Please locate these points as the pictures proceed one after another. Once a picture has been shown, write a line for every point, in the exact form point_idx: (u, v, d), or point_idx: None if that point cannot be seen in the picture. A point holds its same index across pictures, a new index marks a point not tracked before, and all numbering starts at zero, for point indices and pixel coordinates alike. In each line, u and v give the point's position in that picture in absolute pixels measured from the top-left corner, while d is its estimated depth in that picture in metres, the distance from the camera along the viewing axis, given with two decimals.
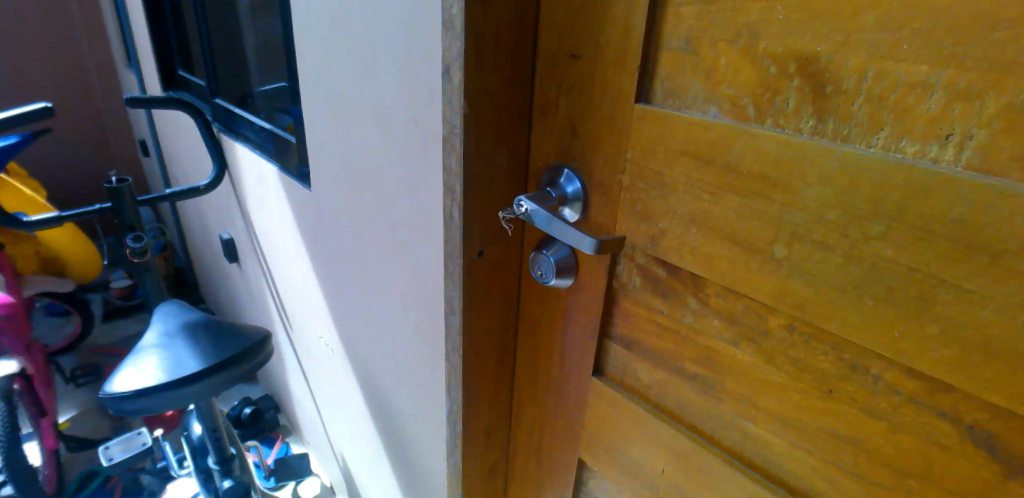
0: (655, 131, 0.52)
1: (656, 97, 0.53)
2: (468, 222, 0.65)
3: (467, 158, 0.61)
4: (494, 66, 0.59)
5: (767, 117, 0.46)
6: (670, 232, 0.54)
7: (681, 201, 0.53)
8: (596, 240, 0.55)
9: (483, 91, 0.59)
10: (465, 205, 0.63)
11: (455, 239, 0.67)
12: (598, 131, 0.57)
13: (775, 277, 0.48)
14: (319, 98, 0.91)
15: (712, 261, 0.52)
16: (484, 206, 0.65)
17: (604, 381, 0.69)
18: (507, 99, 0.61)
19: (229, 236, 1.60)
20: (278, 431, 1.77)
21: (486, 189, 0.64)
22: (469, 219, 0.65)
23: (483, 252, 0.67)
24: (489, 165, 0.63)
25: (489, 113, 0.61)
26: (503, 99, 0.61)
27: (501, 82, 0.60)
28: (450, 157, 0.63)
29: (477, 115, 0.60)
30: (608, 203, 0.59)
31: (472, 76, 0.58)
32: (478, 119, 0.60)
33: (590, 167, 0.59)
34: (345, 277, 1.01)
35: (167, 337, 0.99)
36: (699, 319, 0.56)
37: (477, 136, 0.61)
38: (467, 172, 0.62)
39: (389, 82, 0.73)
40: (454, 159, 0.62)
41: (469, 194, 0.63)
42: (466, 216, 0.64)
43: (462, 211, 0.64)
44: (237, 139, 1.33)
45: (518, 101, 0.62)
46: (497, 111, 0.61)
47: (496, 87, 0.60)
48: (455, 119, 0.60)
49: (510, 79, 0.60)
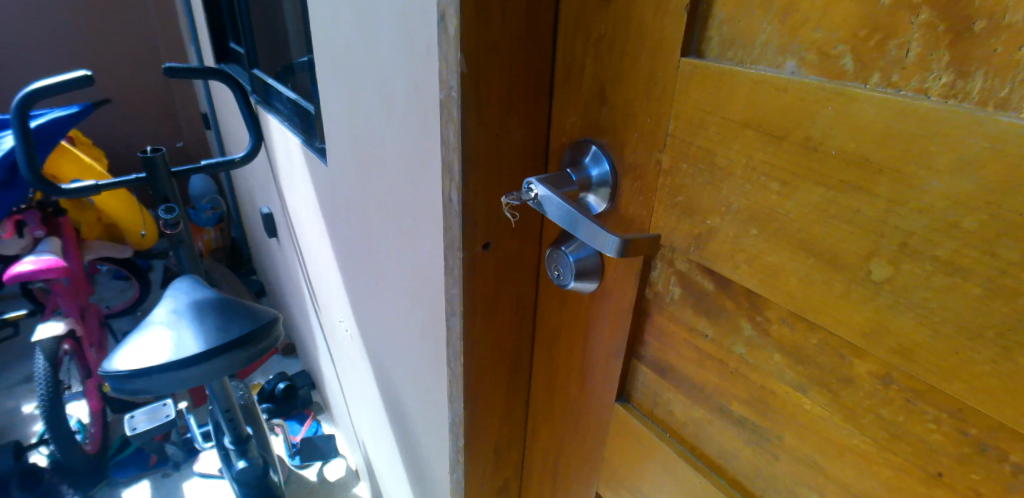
0: (706, 94, 0.38)
1: (710, 47, 0.38)
2: (469, 208, 0.52)
3: (466, 128, 0.49)
4: (503, 11, 0.46)
5: (875, 72, 0.31)
6: (720, 232, 0.40)
7: (738, 192, 0.38)
8: (618, 239, 0.41)
9: (489, 45, 0.47)
10: (464, 187, 0.51)
11: (453, 229, 0.54)
12: (634, 95, 0.43)
13: (868, 306, 0.34)
14: (329, 63, 0.81)
15: (775, 277, 0.38)
16: (491, 190, 0.53)
17: (630, 409, 0.56)
18: (522, 54, 0.48)
19: (267, 212, 1.55)
20: (310, 409, 1.73)
21: (494, 167, 0.52)
22: (470, 204, 0.52)
23: (489, 245, 0.55)
24: (496, 138, 0.51)
25: (497, 75, 0.48)
26: (516, 55, 0.48)
27: (512, 31, 0.47)
28: (447, 127, 0.50)
29: (480, 75, 0.48)
30: (641, 191, 0.45)
31: (474, 23, 0.45)
32: (479, 80, 0.48)
33: (622, 143, 0.46)
34: (359, 263, 0.92)
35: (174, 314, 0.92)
36: (757, 351, 0.43)
37: (480, 101, 0.48)
38: (467, 146, 0.50)
39: (393, 38, 0.61)
40: (450, 130, 0.50)
41: (470, 173, 0.51)
42: (468, 201, 0.52)
43: (460, 195, 0.52)
44: (270, 111, 1.26)
45: (537, 58, 0.49)
46: (506, 69, 0.48)
47: (505, 41, 0.47)
48: (452, 79, 0.48)
49: (525, 29, 0.47)
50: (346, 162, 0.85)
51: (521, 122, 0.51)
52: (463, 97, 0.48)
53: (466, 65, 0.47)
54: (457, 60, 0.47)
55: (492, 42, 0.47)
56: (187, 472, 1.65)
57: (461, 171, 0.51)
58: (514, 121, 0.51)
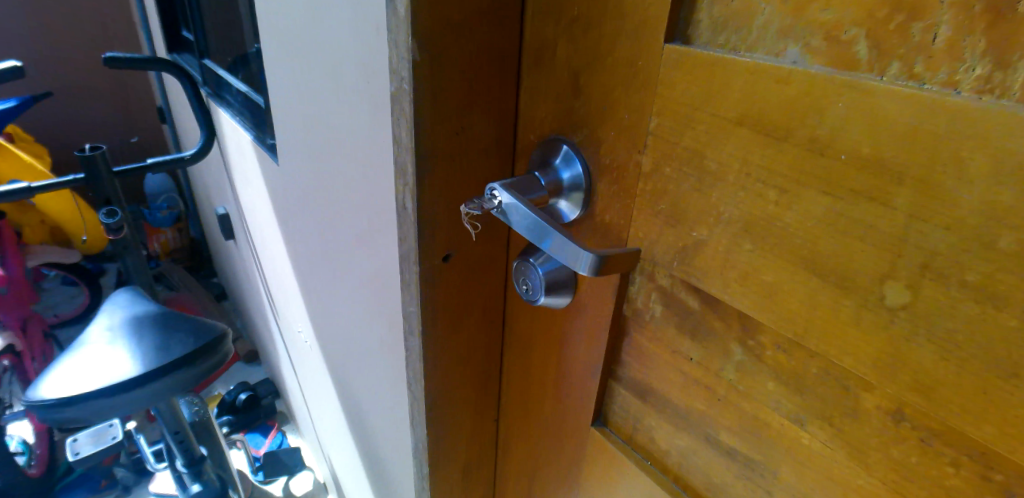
0: (693, 86, 0.33)
1: (698, 31, 0.33)
2: (426, 215, 0.47)
3: (420, 126, 0.43)
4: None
5: (894, 59, 0.26)
6: (708, 246, 0.35)
7: (730, 199, 0.33)
8: (594, 255, 0.36)
9: (444, 30, 0.41)
10: (420, 192, 0.45)
11: (409, 239, 0.48)
12: (611, 87, 0.38)
13: (882, 334, 0.29)
14: (277, 53, 0.74)
15: (772, 298, 0.33)
16: (451, 194, 0.47)
17: (608, 434, 0.51)
18: (484, 41, 0.43)
19: (224, 212, 1.46)
20: (274, 419, 1.65)
21: (454, 169, 0.46)
22: (427, 211, 0.46)
23: (450, 256, 0.50)
24: (455, 136, 0.45)
25: (455, 65, 0.42)
26: (477, 42, 0.42)
27: (472, 13, 0.41)
28: (399, 124, 0.45)
29: (436, 64, 0.42)
30: (620, 196, 0.40)
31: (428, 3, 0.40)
32: (434, 70, 0.42)
33: (597, 142, 0.40)
34: (317, 270, 0.85)
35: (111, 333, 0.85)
36: (749, 379, 0.38)
37: (436, 94, 0.43)
38: (422, 146, 0.44)
39: (342, 25, 0.55)
40: (403, 128, 0.44)
41: (426, 176, 0.45)
42: (425, 208, 0.46)
43: (416, 201, 0.46)
44: (222, 106, 1.18)
45: (502, 45, 0.43)
46: (466, 58, 0.42)
47: (465, 25, 0.41)
48: (403, 68, 0.42)
49: (487, 11, 0.42)
50: (300, 162, 0.78)
51: (484, 118, 0.46)
52: (416, 90, 0.42)
53: (420, 53, 0.41)
54: (408, 47, 0.41)
55: (448, 26, 0.41)
56: (141, 492, 1.56)
57: (416, 174, 0.45)
58: (477, 117, 0.45)
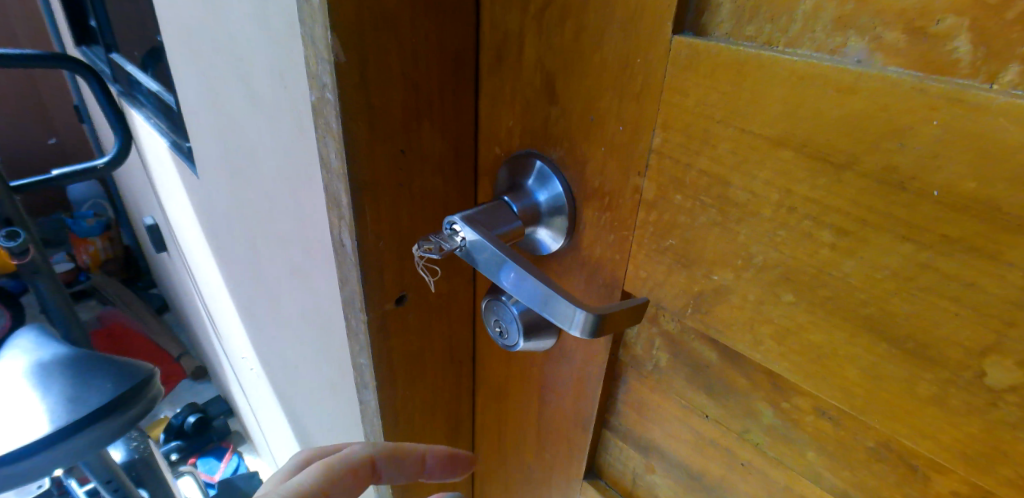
0: (713, 92, 0.25)
1: (718, 17, 0.25)
2: (370, 255, 0.38)
3: (353, 147, 0.34)
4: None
5: (1014, 61, 0.19)
6: (734, 296, 0.28)
7: (765, 241, 0.26)
8: (589, 313, 0.28)
9: (379, 23, 0.31)
10: (360, 227, 0.36)
11: (352, 282, 0.39)
12: (596, 92, 0.30)
13: (976, 419, 0.22)
14: (186, 51, 0.63)
15: (819, 360, 0.26)
16: (401, 225, 0.38)
17: (602, 489, 0.44)
18: (431, 33, 0.33)
19: (152, 222, 1.32)
20: (228, 440, 1.53)
21: (402, 196, 0.37)
22: (371, 249, 0.37)
23: (404, 298, 0.41)
24: (400, 156, 0.36)
25: (395, 67, 0.33)
26: (421, 35, 0.33)
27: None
28: (326, 143, 0.35)
29: (369, 68, 0.32)
30: (612, 228, 0.32)
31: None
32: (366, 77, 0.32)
33: (581, 160, 0.32)
34: (256, 296, 0.75)
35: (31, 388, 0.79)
36: (783, 447, 0.31)
37: (372, 107, 0.33)
38: (358, 173, 0.35)
39: (254, 18, 0.44)
40: (331, 150, 0.35)
41: (366, 208, 0.36)
42: (367, 246, 0.37)
43: (354, 238, 0.37)
44: (135, 108, 1.04)
45: (453, 38, 0.34)
46: (408, 57, 0.33)
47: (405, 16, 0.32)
48: (324, 74, 0.33)
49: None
50: (224, 175, 0.68)
51: (436, 130, 0.37)
52: (344, 103, 0.32)
53: (347, 55, 0.31)
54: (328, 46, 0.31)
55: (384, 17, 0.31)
56: None
57: (351, 206, 0.36)
58: (426, 131, 0.36)
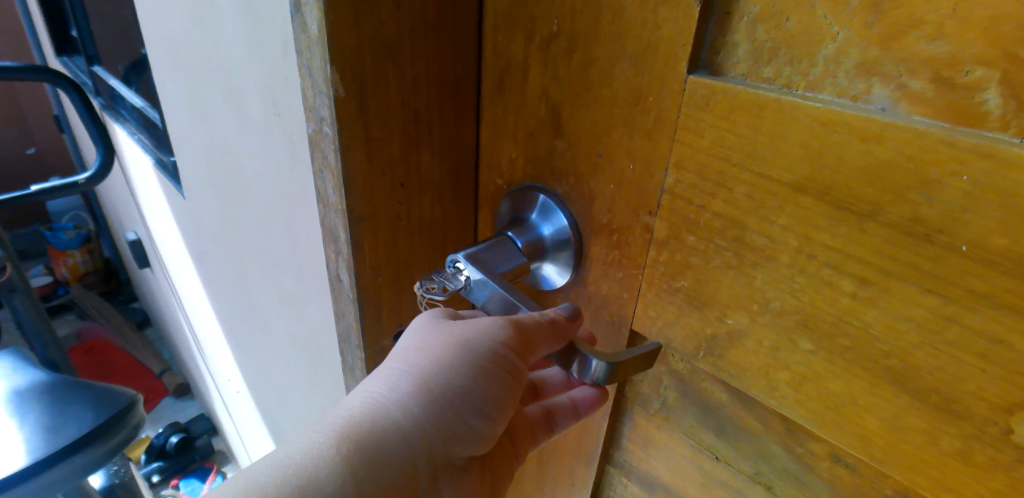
0: (729, 135, 0.25)
1: (735, 57, 0.25)
2: (369, 289, 0.37)
3: (352, 182, 0.33)
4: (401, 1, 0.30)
5: None
6: (748, 339, 0.27)
7: (779, 288, 0.25)
8: (606, 362, 0.28)
9: (381, 56, 0.30)
10: (357, 262, 0.35)
11: (349, 315, 0.38)
12: (604, 128, 0.29)
13: (1003, 478, 0.22)
14: (175, 70, 0.61)
15: (838, 409, 0.25)
16: (399, 259, 0.37)
17: None
18: (433, 64, 0.32)
19: (134, 237, 1.30)
20: (212, 459, 1.50)
21: (401, 229, 0.36)
22: (369, 283, 0.36)
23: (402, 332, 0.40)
24: (400, 190, 0.35)
25: (395, 100, 0.32)
26: (422, 66, 0.32)
27: (413, 31, 0.31)
28: (324, 177, 0.34)
29: (369, 101, 0.31)
30: (619, 265, 0.31)
31: (354, 23, 0.29)
32: (366, 110, 0.31)
33: (588, 196, 0.31)
34: (245, 318, 0.74)
35: (15, 415, 0.78)
36: (797, 491, 0.30)
37: (371, 141, 0.32)
38: (356, 207, 0.34)
39: (247, 40, 0.43)
40: (329, 183, 0.34)
41: (364, 242, 0.35)
42: (365, 280, 0.36)
43: (352, 273, 0.36)
44: (118, 122, 1.02)
45: (455, 67, 0.33)
46: (410, 89, 0.32)
47: (407, 50, 0.31)
48: (322, 106, 0.31)
49: (434, 29, 0.31)
50: (213, 195, 0.66)
51: (436, 161, 0.35)
52: (343, 139, 0.31)
53: (347, 89, 0.30)
54: (326, 81, 0.30)
55: (386, 51, 0.30)
56: None
57: (348, 243, 0.35)
58: (425, 164, 0.35)
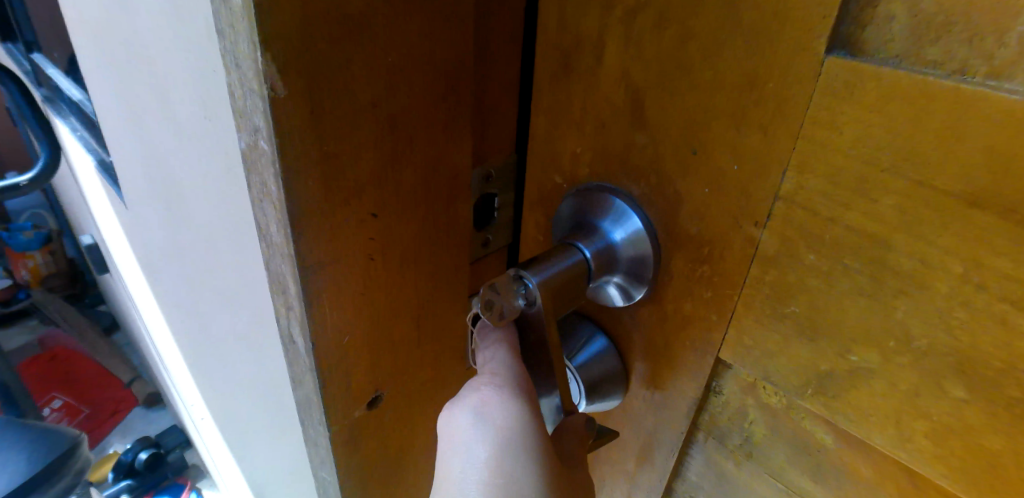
0: (882, 132, 0.20)
1: (888, 34, 0.20)
2: (332, 353, 0.28)
3: (306, 220, 0.24)
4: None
5: None
6: (875, 377, 0.23)
7: (926, 320, 0.21)
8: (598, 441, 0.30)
9: (344, 34, 0.22)
10: (315, 322, 0.26)
11: (309, 392, 0.29)
12: (705, 118, 0.24)
13: None
14: (113, 60, 0.54)
15: (993, 470, 0.21)
16: (374, 310, 0.28)
17: None
18: (418, 46, 0.24)
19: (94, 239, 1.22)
20: (184, 476, 1.44)
21: (376, 272, 0.27)
22: (331, 346, 0.27)
23: (379, 399, 0.31)
24: (373, 222, 0.26)
25: (363, 95, 0.23)
26: (418, 46, 0.24)
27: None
28: (263, 208, 0.25)
29: (325, 103, 0.22)
30: (712, 283, 0.26)
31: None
32: (317, 114, 0.22)
33: (673, 200, 0.26)
34: (210, 337, 0.67)
35: None
36: None
37: (332, 160, 0.23)
38: (305, 252, 0.24)
39: (179, 26, 0.36)
40: (270, 217, 0.24)
41: (325, 292, 0.26)
42: (327, 344, 0.27)
43: (307, 338, 0.27)
44: (68, 115, 0.93)
45: (445, 51, 0.25)
46: (391, 81, 0.24)
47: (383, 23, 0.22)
48: (252, 109, 0.22)
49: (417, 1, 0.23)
50: (162, 201, 0.58)
51: (427, 178, 0.27)
52: (294, 158, 0.22)
53: (293, 86, 0.21)
54: (257, 80, 0.21)
55: (353, 27, 0.22)
56: None
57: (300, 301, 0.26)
58: (410, 182, 0.26)
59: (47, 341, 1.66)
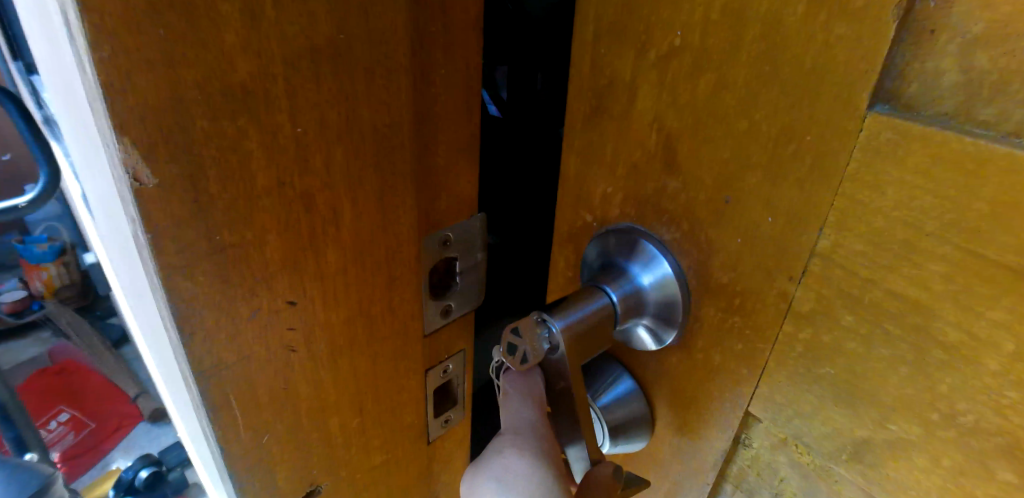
0: (928, 195, 0.19)
1: (935, 91, 0.19)
2: (240, 444, 0.27)
3: (202, 315, 0.23)
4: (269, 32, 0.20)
5: None
6: (916, 449, 0.21)
7: (972, 396, 0.19)
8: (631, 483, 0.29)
9: (230, 116, 0.21)
10: (223, 412, 0.25)
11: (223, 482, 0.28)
12: (739, 169, 0.23)
13: None
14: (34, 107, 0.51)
15: None
16: (295, 391, 0.27)
17: None
18: (334, 121, 0.23)
19: None
20: None
21: (296, 361, 0.27)
22: (242, 437, 0.26)
23: (315, 478, 0.30)
24: (291, 309, 0.25)
25: (270, 176, 0.22)
26: (338, 116, 0.23)
27: (287, 73, 0.21)
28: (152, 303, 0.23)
29: (218, 189, 0.21)
30: (744, 336, 0.25)
31: (167, 74, 0.19)
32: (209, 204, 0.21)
33: (705, 248, 0.25)
34: None
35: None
36: None
37: (231, 247, 0.23)
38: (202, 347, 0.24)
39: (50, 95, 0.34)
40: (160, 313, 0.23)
41: (231, 381, 0.25)
42: (239, 434, 0.26)
43: (216, 430, 0.26)
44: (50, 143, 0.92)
45: (366, 123, 0.24)
46: (301, 160, 0.23)
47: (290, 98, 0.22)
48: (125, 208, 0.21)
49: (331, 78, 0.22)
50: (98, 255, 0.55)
51: (355, 256, 0.26)
52: (181, 247, 0.22)
53: (165, 176, 0.20)
54: (120, 170, 0.20)
55: (245, 107, 0.21)
56: None
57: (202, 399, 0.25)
58: (332, 260, 0.26)
59: (54, 355, 1.24)
